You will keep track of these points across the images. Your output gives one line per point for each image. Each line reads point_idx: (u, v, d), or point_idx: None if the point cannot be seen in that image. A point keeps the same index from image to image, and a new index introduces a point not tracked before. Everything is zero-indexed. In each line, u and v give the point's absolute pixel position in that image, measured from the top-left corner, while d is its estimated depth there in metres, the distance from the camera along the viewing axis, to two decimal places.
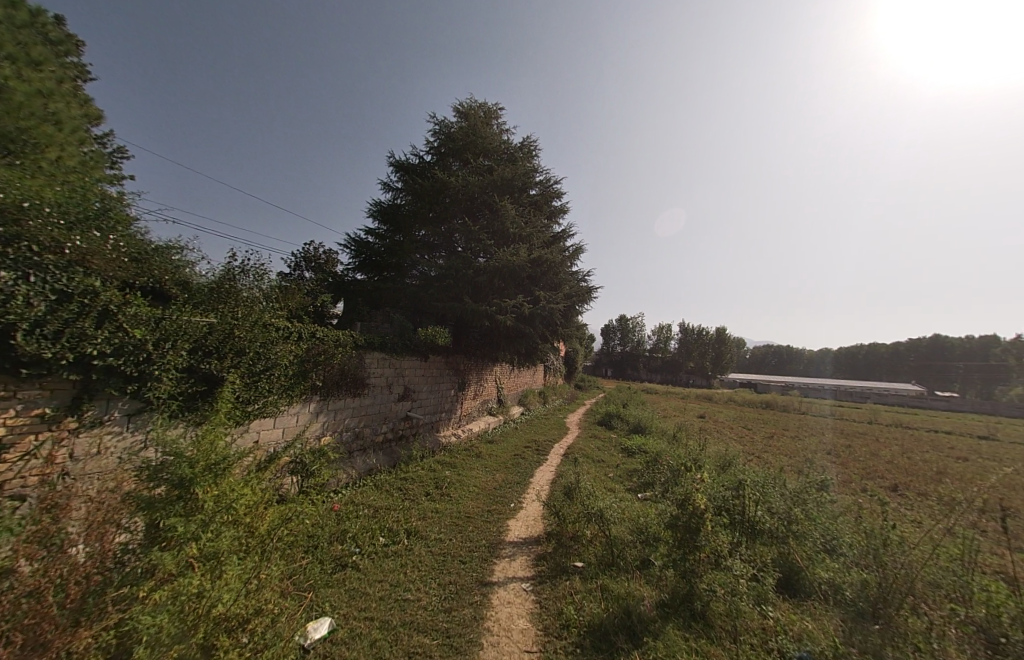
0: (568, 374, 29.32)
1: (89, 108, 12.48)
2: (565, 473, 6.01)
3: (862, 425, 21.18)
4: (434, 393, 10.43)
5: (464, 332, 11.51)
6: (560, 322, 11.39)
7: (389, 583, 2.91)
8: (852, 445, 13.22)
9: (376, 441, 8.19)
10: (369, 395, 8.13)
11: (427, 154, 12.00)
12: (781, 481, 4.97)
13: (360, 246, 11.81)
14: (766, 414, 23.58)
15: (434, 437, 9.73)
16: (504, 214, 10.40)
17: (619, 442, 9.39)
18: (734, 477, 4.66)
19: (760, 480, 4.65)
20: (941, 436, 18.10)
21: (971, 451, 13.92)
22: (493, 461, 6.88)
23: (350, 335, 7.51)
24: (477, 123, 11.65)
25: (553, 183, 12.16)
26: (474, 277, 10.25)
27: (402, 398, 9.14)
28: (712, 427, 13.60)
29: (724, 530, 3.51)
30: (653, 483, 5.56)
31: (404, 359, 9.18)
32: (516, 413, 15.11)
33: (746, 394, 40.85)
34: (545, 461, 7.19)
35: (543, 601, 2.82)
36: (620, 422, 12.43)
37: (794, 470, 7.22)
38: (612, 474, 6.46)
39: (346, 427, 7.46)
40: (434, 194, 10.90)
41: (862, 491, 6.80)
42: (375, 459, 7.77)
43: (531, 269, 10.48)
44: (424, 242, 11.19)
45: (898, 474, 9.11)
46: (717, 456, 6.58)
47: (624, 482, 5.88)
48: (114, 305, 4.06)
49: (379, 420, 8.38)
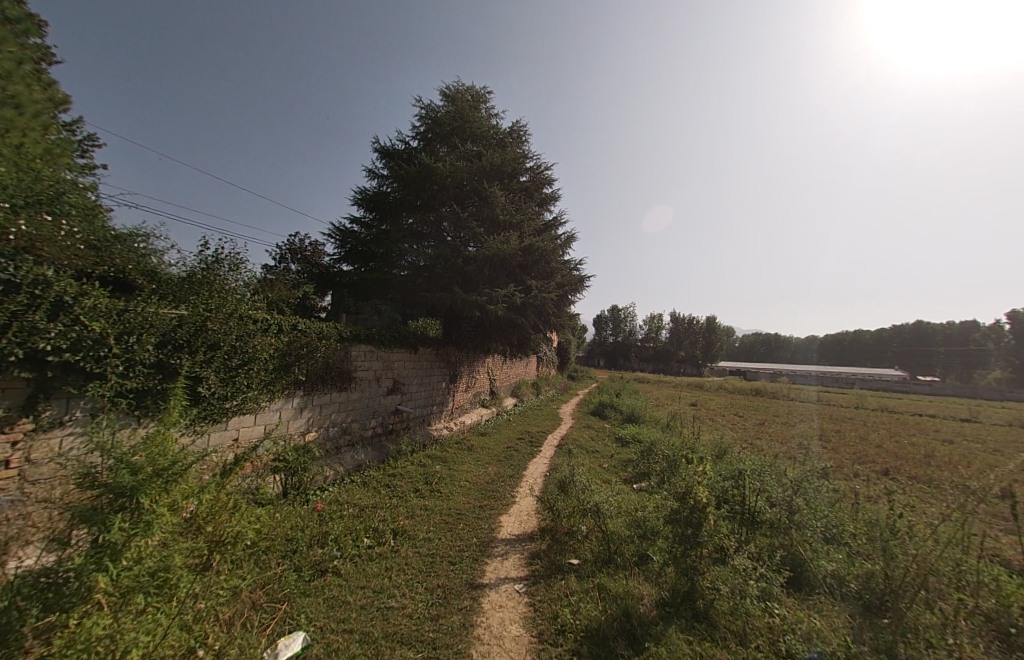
0: (560, 364, 29.28)
1: (52, 91, 11.76)
2: (559, 465, 5.86)
3: (849, 410, 21.51)
4: (425, 385, 10.22)
5: (454, 323, 11.26)
6: (553, 312, 11.18)
7: (371, 590, 2.73)
8: (842, 430, 13.37)
9: (365, 435, 7.97)
10: (357, 389, 7.89)
11: (413, 139, 11.59)
12: (778, 469, 4.89)
13: (345, 236, 11.42)
14: (756, 401, 23.86)
15: (425, 431, 9.53)
16: (493, 201, 10.08)
17: (612, 432, 9.30)
18: (731, 465, 4.55)
19: (758, 469, 4.55)
20: (925, 420, 18.49)
21: (956, 434, 14.16)
22: (485, 454, 6.72)
23: (334, 327, 7.22)
24: (464, 106, 11.26)
25: (544, 169, 11.85)
26: (463, 266, 9.97)
27: (391, 391, 8.91)
28: (705, 414, 13.63)
29: (726, 523, 3.38)
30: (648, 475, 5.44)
31: (392, 351, 8.92)
32: (509, 404, 14.98)
33: (735, 381, 41.37)
34: (538, 452, 7.04)
35: (538, 603, 2.66)
36: (614, 412, 12.37)
37: (787, 457, 7.18)
38: (606, 464, 6.34)
39: (333, 422, 7.24)
40: (421, 181, 10.52)
41: (855, 476, 6.79)
42: (364, 454, 7.56)
43: (522, 257, 10.22)
44: (412, 230, 10.86)
45: (888, 458, 9.18)
46: (712, 445, 6.49)
47: (619, 474, 5.76)
48: (69, 296, 3.74)
49: (368, 414, 8.16)
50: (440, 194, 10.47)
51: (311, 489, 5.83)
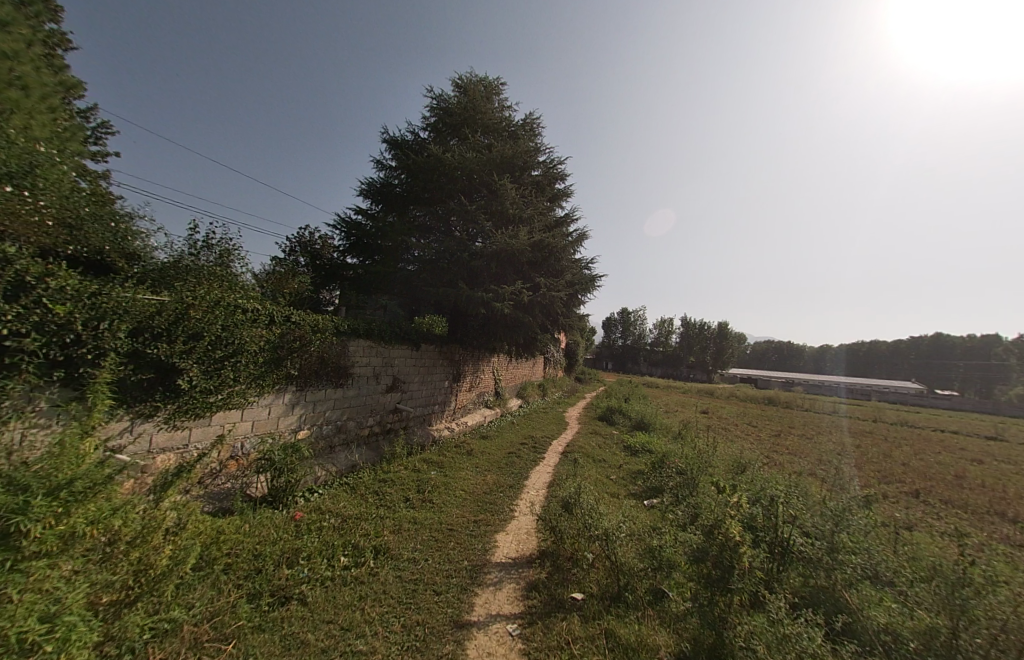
0: (567, 366, 28.81)
1: (61, 74, 11.65)
2: (563, 477, 5.44)
3: (867, 424, 20.65)
4: (427, 384, 9.87)
5: (459, 320, 10.90)
6: (561, 311, 10.71)
7: (338, 627, 2.38)
8: (862, 445, 12.70)
9: (361, 434, 7.65)
10: (354, 386, 7.55)
11: (423, 130, 11.24)
12: (807, 492, 4.39)
13: (350, 228, 11.12)
14: (768, 411, 23.08)
15: (424, 432, 9.19)
16: (503, 194, 9.65)
17: (621, 440, 8.84)
18: (758, 487, 4.06)
19: (787, 491, 4.06)
20: (949, 437, 17.64)
21: (985, 453, 13.38)
22: (485, 460, 6.30)
23: (331, 320, 6.86)
24: (476, 96, 10.87)
25: (556, 164, 11.39)
26: (469, 261, 9.59)
27: (391, 389, 8.57)
28: (717, 424, 13.06)
29: (761, 556, 2.91)
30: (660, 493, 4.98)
31: (393, 348, 8.57)
32: (514, 406, 14.58)
33: (746, 389, 40.38)
34: (541, 460, 6.60)
35: (534, 653, 2.26)
36: (622, 418, 11.89)
37: (812, 476, 6.63)
38: (614, 477, 5.89)
39: (327, 420, 6.91)
40: (428, 172, 10.15)
41: (887, 500, 6.22)
42: (358, 455, 7.22)
43: (532, 253, 9.78)
44: (418, 223, 10.48)
45: (918, 479, 8.54)
46: (731, 460, 5.98)
47: (627, 489, 5.31)
48: (32, 278, 3.48)
49: (365, 413, 7.82)
50: (448, 186, 10.08)
51: (298, 491, 5.53)
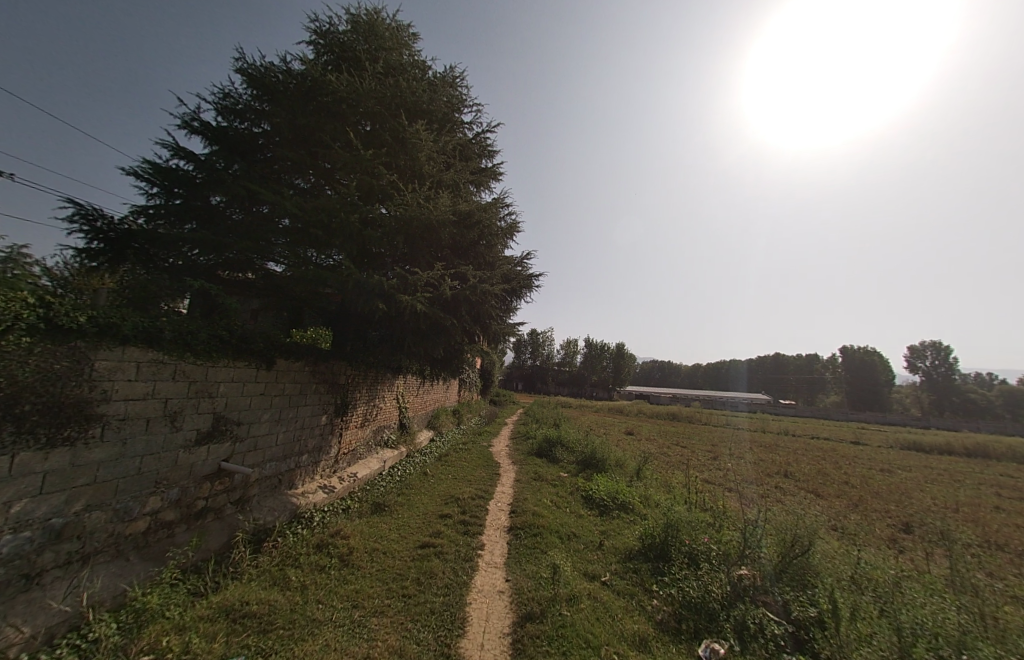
0: (483, 388, 26.42)
1: None
2: (536, 625, 2.73)
3: (765, 435, 21.90)
4: (287, 425, 6.34)
5: (348, 329, 7.65)
6: (495, 315, 8.11)
7: None
8: (792, 463, 12.35)
9: (121, 532, 4.01)
10: (108, 440, 3.87)
11: (300, 60, 7.94)
12: (993, 645, 2.40)
13: (162, 180, 7.02)
14: (680, 428, 23.37)
15: (277, 504, 5.67)
16: (415, 145, 6.86)
17: (578, 489, 6.47)
18: None
19: None
20: (833, 444, 19.28)
21: (878, 460, 14.25)
22: (378, 577, 3.26)
23: (34, 301, 3.25)
24: (375, 22, 7.99)
25: (484, 131, 9.02)
26: (363, 237, 6.48)
27: (208, 438, 4.96)
28: (661, 451, 11.59)
29: None
30: (734, 644, 2.67)
31: (217, 367, 5.00)
32: (424, 440, 11.35)
33: (649, 406, 42.37)
34: (482, 559, 3.77)
35: None
36: (565, 453, 9.63)
37: (838, 534, 4.98)
38: (615, 589, 3.37)
39: (15, 522, 3.22)
40: (301, 102, 6.85)
41: (923, 554, 4.85)
42: (104, 584, 3.59)
43: (456, 231, 7.12)
44: (284, 177, 7.03)
45: (883, 504, 7.77)
46: (775, 524, 3.96)
47: (656, 630, 2.84)
48: None
49: (137, 491, 4.18)
50: (333, 126, 6.91)
51: None
